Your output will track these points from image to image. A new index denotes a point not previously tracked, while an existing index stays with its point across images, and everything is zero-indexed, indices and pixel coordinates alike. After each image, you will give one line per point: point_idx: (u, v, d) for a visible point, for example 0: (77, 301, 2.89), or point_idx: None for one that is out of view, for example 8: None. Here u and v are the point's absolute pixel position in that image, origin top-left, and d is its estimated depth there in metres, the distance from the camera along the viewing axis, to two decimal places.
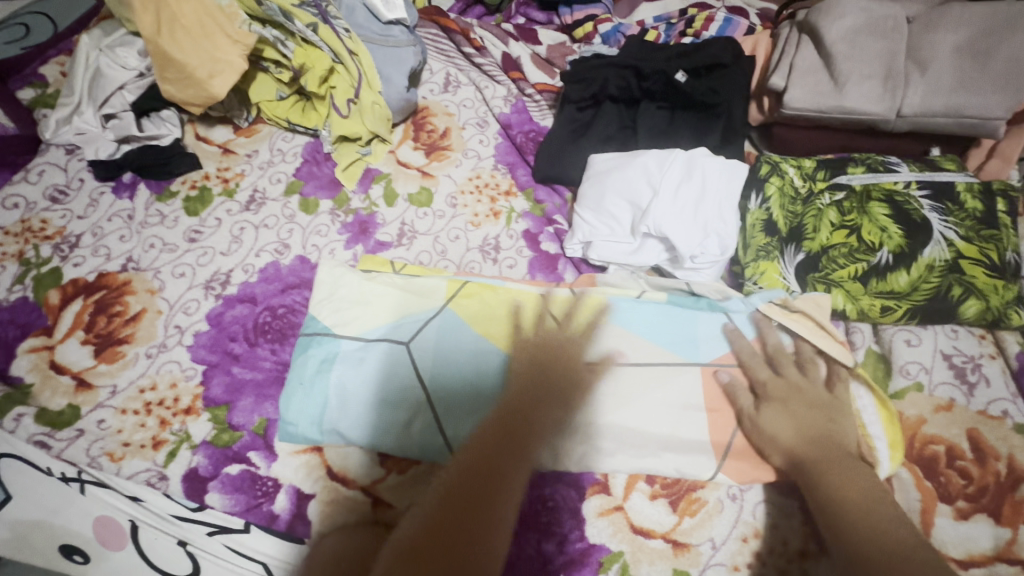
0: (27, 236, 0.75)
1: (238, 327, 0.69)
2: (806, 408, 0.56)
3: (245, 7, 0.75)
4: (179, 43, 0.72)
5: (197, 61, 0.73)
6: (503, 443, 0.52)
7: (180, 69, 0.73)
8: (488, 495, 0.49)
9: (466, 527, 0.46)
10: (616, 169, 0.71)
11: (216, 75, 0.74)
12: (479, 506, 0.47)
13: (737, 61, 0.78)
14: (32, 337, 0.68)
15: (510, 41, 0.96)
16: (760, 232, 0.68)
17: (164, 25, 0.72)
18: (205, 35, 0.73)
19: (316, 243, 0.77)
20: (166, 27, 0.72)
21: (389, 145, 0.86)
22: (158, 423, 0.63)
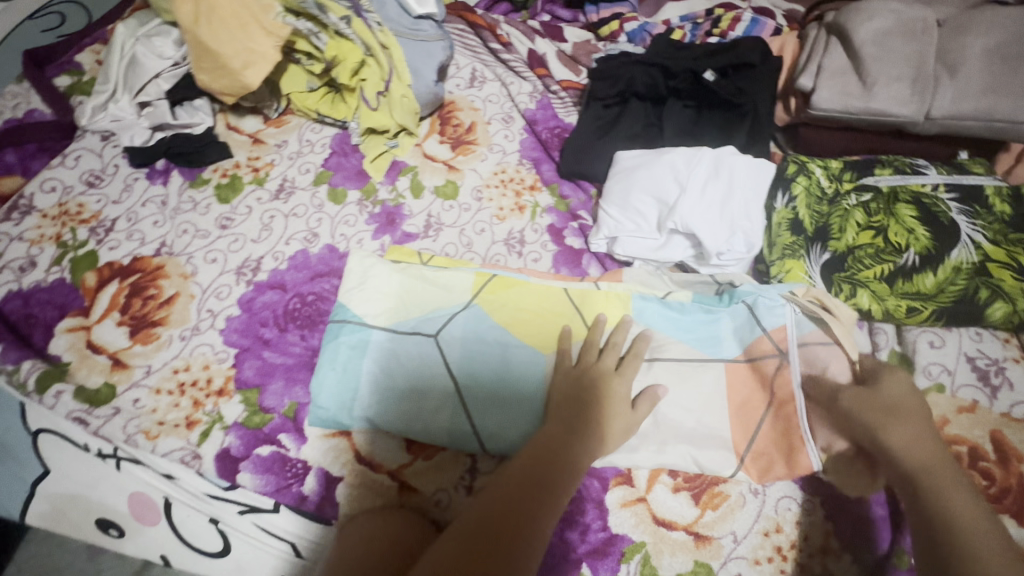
0: (64, 220, 0.77)
1: (269, 312, 0.70)
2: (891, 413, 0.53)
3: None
4: (217, 33, 0.73)
5: (233, 51, 0.74)
6: (548, 454, 0.52)
7: (216, 59, 0.75)
8: (525, 507, 0.48)
9: (512, 531, 0.46)
10: (642, 166, 0.72)
11: (251, 64, 0.75)
12: (525, 511, 0.47)
13: (766, 61, 0.79)
14: (70, 317, 0.69)
15: (536, 38, 0.97)
16: (786, 230, 0.68)
17: (203, 15, 0.73)
18: (241, 26, 0.74)
19: (344, 232, 0.78)
20: (205, 16, 0.73)
21: (416, 138, 0.87)
22: (192, 403, 0.64)
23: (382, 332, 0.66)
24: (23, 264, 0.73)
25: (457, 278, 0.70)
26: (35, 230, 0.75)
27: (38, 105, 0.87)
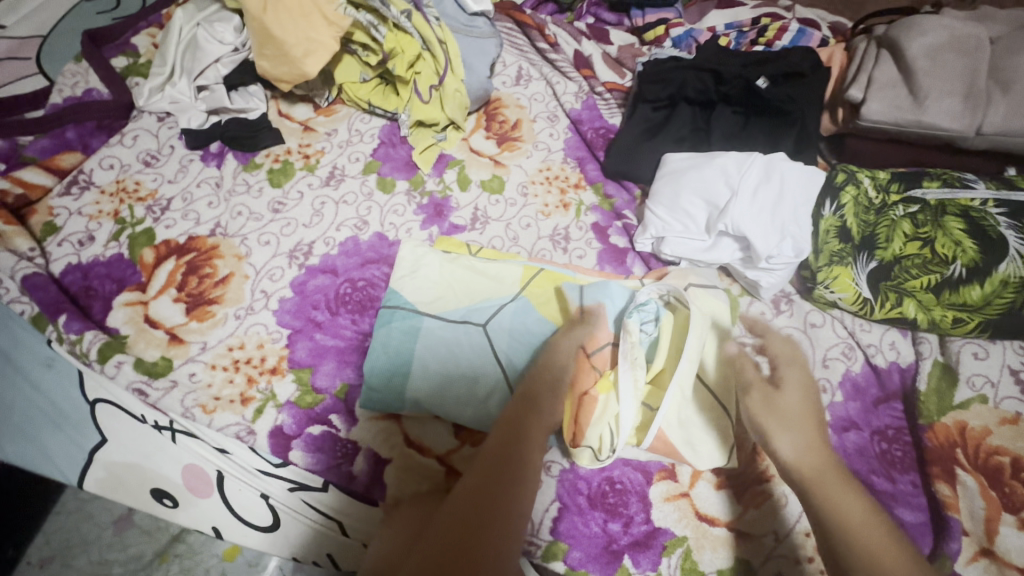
0: (122, 197, 0.78)
1: (321, 296, 0.72)
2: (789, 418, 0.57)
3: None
4: (281, 21, 0.75)
5: (295, 40, 0.76)
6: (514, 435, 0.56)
7: (279, 46, 0.77)
8: (504, 490, 0.53)
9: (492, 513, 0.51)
10: (692, 168, 0.73)
11: (312, 53, 0.77)
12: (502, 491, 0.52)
13: (816, 71, 0.80)
14: (127, 291, 0.71)
15: (582, 39, 0.99)
16: (834, 238, 0.69)
17: (270, 5, 0.75)
18: (304, 15, 0.76)
19: (393, 221, 0.80)
20: (272, 6, 0.76)
21: (463, 133, 0.88)
22: (246, 380, 0.66)
23: (433, 320, 0.67)
24: (82, 238, 0.75)
25: (506, 270, 0.71)
26: (94, 205, 0.77)
27: (96, 84, 0.89)
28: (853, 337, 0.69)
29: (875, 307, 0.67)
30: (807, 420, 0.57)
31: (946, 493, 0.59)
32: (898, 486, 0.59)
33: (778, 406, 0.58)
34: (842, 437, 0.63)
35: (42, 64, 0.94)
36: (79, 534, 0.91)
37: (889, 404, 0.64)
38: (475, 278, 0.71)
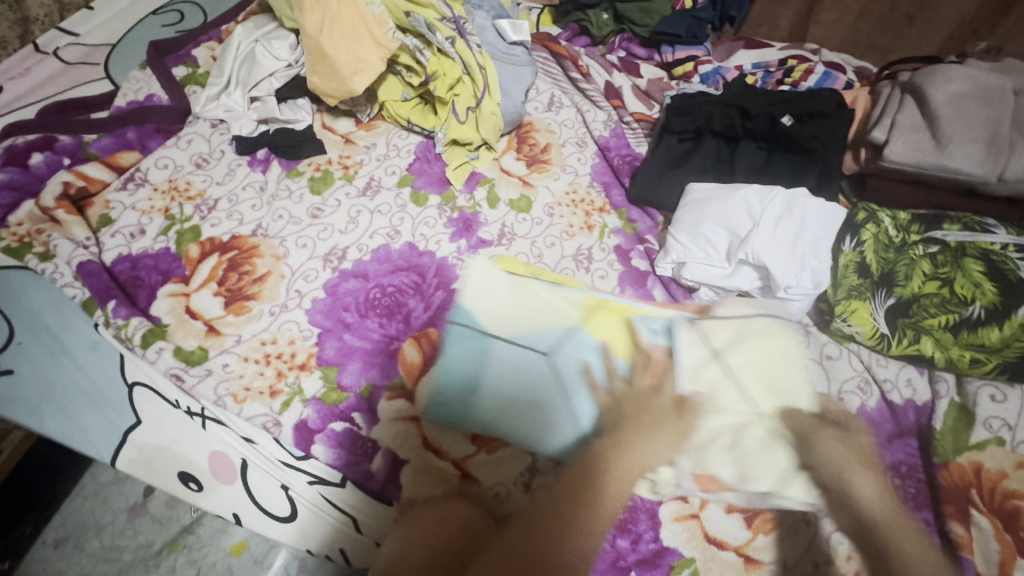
0: (173, 195, 0.83)
1: (351, 299, 0.75)
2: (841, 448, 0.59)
3: (394, 18, 0.84)
4: (336, 42, 0.81)
5: (348, 61, 0.82)
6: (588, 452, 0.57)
7: (331, 64, 0.82)
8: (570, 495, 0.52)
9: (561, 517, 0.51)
10: (714, 198, 0.76)
11: (363, 71, 0.83)
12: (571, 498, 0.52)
13: (840, 112, 0.82)
14: (171, 283, 0.75)
15: (614, 71, 1.03)
16: (853, 272, 0.71)
17: (324, 26, 0.80)
18: (356, 37, 0.81)
19: (424, 233, 0.83)
20: (327, 27, 0.80)
21: (495, 153, 0.92)
22: (275, 374, 0.69)
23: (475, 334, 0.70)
24: (133, 230, 0.80)
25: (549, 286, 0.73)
26: (146, 202, 0.82)
27: (156, 90, 0.96)
28: (869, 371, 0.69)
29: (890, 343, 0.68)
30: (875, 475, 0.57)
31: (959, 533, 0.58)
32: None
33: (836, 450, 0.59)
34: None
35: (109, 69, 1.01)
36: (95, 518, 0.94)
37: (904, 440, 0.64)
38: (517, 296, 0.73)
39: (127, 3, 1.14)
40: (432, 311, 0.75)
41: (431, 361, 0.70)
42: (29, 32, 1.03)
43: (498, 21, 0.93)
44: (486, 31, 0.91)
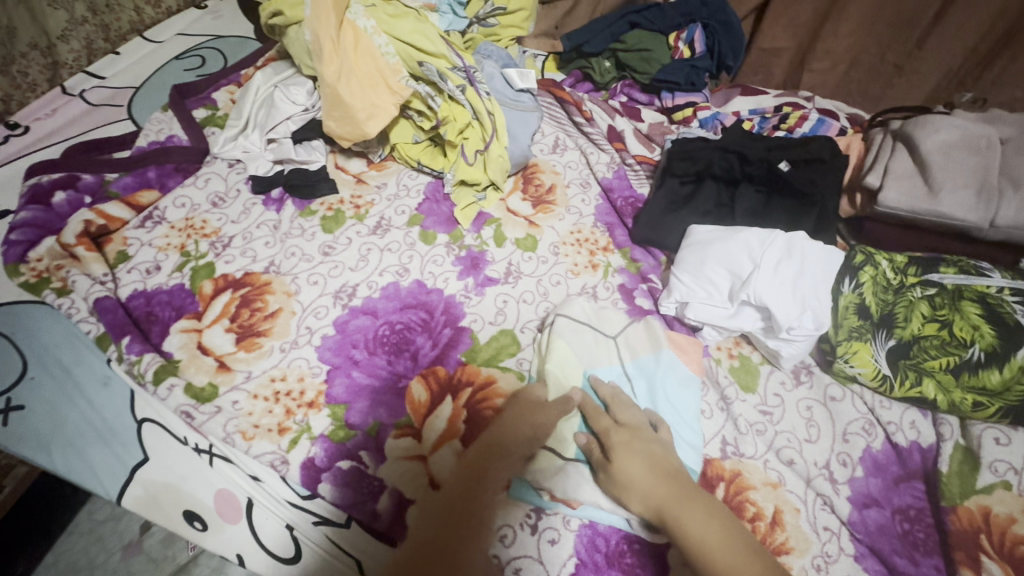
0: (189, 232, 0.86)
1: (360, 336, 0.76)
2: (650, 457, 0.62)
3: (408, 66, 0.88)
4: (353, 90, 0.84)
5: (365, 108, 0.85)
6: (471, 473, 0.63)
7: (345, 109, 0.85)
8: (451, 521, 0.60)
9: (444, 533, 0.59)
10: (715, 240, 0.78)
11: (378, 117, 0.86)
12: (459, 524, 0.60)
13: (835, 157, 0.86)
14: (184, 318, 0.76)
15: (616, 116, 1.08)
16: (853, 314, 0.72)
17: (341, 74, 0.83)
18: (372, 85, 0.85)
19: (432, 270, 0.85)
20: (344, 75, 0.83)
21: (501, 193, 0.95)
22: (284, 411, 0.69)
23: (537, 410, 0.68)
24: (149, 267, 0.82)
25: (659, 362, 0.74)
26: (163, 239, 0.85)
27: (177, 131, 1.00)
28: (873, 413, 0.70)
29: (892, 384, 0.69)
30: (653, 479, 0.60)
31: None
32: (921, 569, 0.59)
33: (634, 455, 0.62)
34: (862, 513, 0.63)
35: (132, 111, 1.05)
36: (88, 558, 0.92)
37: (910, 483, 0.65)
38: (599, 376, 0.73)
39: (151, 49, 1.19)
40: (439, 349, 0.76)
41: (439, 399, 0.72)
42: (58, 76, 1.08)
43: (506, 70, 0.98)
44: (496, 80, 0.96)
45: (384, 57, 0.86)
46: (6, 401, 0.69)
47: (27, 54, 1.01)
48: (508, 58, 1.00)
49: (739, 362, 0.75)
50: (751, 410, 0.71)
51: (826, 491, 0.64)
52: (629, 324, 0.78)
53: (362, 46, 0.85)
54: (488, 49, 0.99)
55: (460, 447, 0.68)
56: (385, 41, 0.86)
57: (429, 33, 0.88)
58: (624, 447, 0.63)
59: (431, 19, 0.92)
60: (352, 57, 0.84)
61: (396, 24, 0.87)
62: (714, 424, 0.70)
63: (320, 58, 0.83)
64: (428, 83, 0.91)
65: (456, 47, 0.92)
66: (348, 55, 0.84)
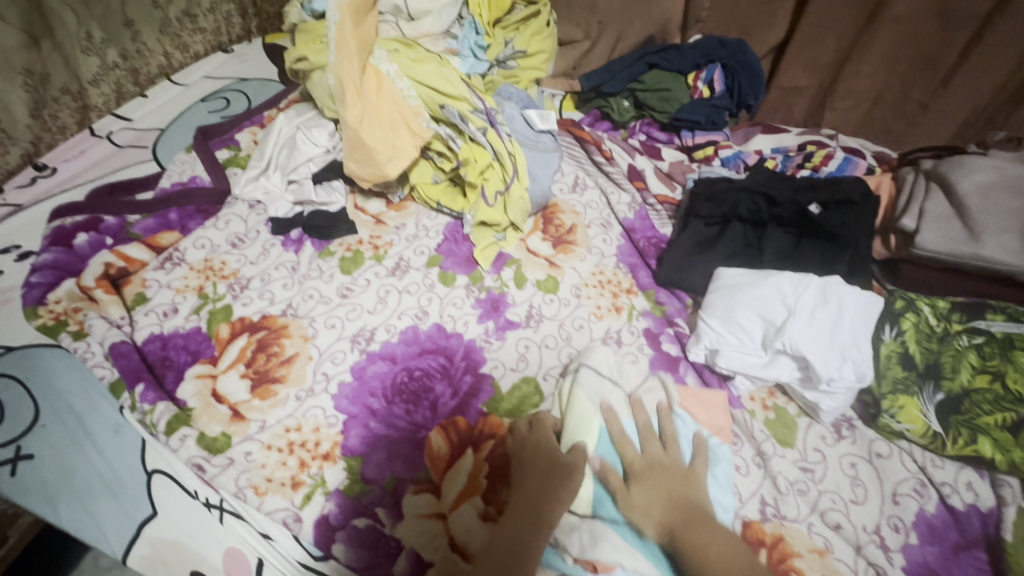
0: (207, 274, 0.85)
1: (378, 383, 0.74)
2: (664, 482, 0.62)
3: (429, 109, 0.88)
4: (376, 133, 0.84)
5: (387, 152, 0.86)
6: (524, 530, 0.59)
7: (367, 151, 0.85)
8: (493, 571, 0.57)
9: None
10: (744, 284, 0.75)
11: (399, 159, 0.87)
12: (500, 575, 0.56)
13: (866, 199, 0.83)
14: (199, 364, 0.75)
15: (636, 155, 1.07)
16: (896, 364, 0.68)
17: (363, 118, 0.84)
18: (394, 128, 0.86)
19: (452, 313, 0.83)
20: (367, 119, 0.84)
21: (521, 234, 0.94)
22: (298, 463, 0.67)
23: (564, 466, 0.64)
24: (167, 309, 0.81)
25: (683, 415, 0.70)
26: (182, 280, 0.84)
27: (199, 172, 1.01)
28: (924, 472, 0.65)
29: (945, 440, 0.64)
30: (662, 505, 0.60)
31: None
32: None
33: (651, 486, 0.62)
34: None
35: (157, 152, 1.07)
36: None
37: (971, 552, 0.59)
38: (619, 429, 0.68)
39: (178, 92, 1.22)
40: (460, 397, 0.73)
41: (459, 452, 0.68)
42: (87, 118, 1.11)
43: (526, 111, 0.98)
44: (516, 121, 0.96)
45: (406, 101, 0.87)
46: (15, 450, 0.67)
47: (58, 99, 1.03)
48: (528, 100, 1.00)
49: (774, 414, 0.71)
50: (791, 467, 0.67)
51: (878, 559, 0.60)
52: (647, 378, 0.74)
53: (384, 90, 0.86)
54: (507, 90, 0.99)
55: (482, 505, 0.64)
56: (406, 85, 0.87)
57: (450, 76, 0.88)
58: (644, 479, 0.63)
59: (452, 62, 0.92)
60: (374, 101, 0.84)
61: (418, 68, 0.87)
62: (752, 481, 0.66)
63: (343, 104, 0.83)
64: (448, 125, 0.91)
65: (477, 89, 0.92)
66: (369, 99, 0.84)
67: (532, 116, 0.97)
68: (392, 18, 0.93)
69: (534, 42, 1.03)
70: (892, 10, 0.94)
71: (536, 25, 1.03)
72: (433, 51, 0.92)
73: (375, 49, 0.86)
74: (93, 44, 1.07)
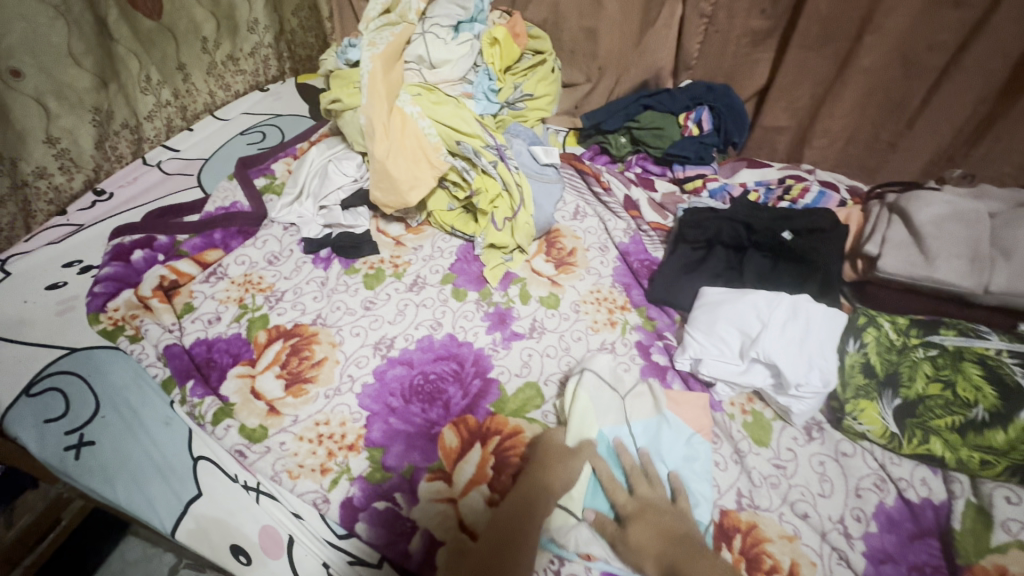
0: (247, 287, 0.96)
1: (397, 384, 0.83)
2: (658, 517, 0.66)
3: (447, 145, 1.00)
4: (400, 165, 0.96)
5: (410, 181, 0.97)
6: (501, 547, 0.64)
7: (392, 181, 0.97)
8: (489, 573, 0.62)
9: None
10: (724, 301, 0.84)
11: (420, 188, 0.98)
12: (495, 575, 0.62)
13: (835, 227, 0.93)
14: (240, 365, 0.84)
15: (632, 186, 1.18)
16: (859, 373, 0.77)
17: (390, 152, 0.95)
18: (416, 161, 0.98)
19: (463, 324, 0.93)
20: (392, 153, 0.96)
21: (526, 255, 1.04)
22: (326, 453, 0.75)
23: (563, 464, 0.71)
24: (211, 317, 0.91)
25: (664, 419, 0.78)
26: (225, 292, 0.95)
27: (239, 198, 1.13)
28: (884, 469, 0.73)
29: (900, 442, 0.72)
30: (659, 540, 0.64)
31: None
32: None
33: (647, 524, 0.65)
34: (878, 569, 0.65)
35: (201, 179, 1.20)
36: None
37: (925, 540, 0.66)
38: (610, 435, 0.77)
39: (220, 125, 1.36)
40: (470, 398, 0.82)
41: (468, 446, 0.77)
42: (140, 149, 1.24)
43: (533, 147, 1.10)
44: (524, 156, 1.08)
45: (427, 137, 0.98)
46: (79, 436, 0.77)
47: (118, 132, 1.17)
48: (534, 137, 1.12)
49: (752, 417, 0.79)
50: (765, 463, 0.74)
51: (841, 545, 0.67)
52: (637, 385, 0.82)
53: (408, 128, 0.98)
54: (517, 129, 1.11)
55: (488, 491, 0.72)
56: (427, 123, 0.99)
57: (466, 117, 1.00)
58: (639, 517, 0.66)
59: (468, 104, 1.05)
60: (399, 138, 0.97)
61: (438, 110, 1.00)
62: (729, 476, 0.74)
63: (372, 139, 0.96)
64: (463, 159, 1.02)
65: (489, 128, 1.04)
66: (395, 136, 0.96)
67: (538, 152, 1.09)
68: (416, 66, 1.06)
69: (541, 86, 1.16)
70: (861, 62, 1.05)
71: (542, 71, 1.16)
72: (451, 95, 1.04)
73: (400, 93, 0.99)
74: (150, 84, 1.21)
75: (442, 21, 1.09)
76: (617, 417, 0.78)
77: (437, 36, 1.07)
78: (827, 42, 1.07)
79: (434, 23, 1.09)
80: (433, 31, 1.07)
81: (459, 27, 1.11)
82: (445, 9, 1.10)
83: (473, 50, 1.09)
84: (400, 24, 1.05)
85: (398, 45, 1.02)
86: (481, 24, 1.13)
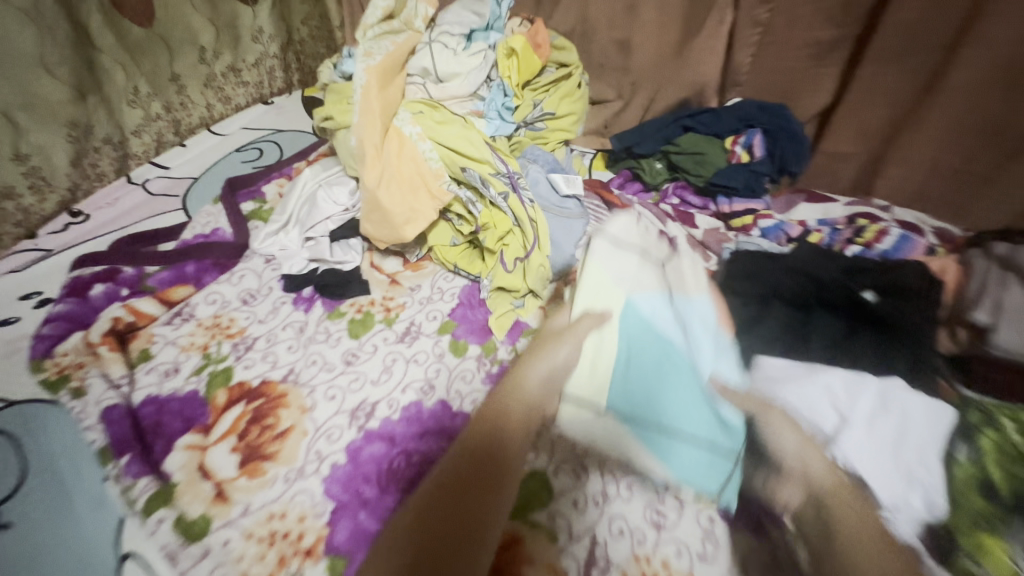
0: (214, 331, 0.83)
1: (373, 467, 0.68)
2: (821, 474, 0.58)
3: (450, 170, 0.86)
4: (392, 194, 0.82)
5: (404, 213, 0.83)
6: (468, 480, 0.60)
7: (384, 214, 0.82)
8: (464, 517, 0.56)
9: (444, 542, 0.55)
10: (786, 380, 0.66)
11: (415, 221, 0.83)
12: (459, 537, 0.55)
13: (926, 288, 0.74)
14: (192, 433, 0.71)
15: (667, 222, 0.96)
16: (976, 492, 0.56)
17: (381, 178, 0.81)
18: (413, 189, 0.83)
19: (459, 388, 0.77)
20: (385, 179, 0.82)
21: (541, 301, 0.87)
22: (276, 560, 0.60)
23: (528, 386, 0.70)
24: (169, 368, 0.79)
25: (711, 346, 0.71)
26: (188, 337, 0.82)
27: (223, 224, 1.01)
28: None
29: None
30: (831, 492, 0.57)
31: None
32: None
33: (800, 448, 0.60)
34: None
35: (186, 201, 1.09)
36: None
37: None
38: (640, 305, 0.76)
39: (216, 141, 1.26)
40: None
41: None
42: (125, 166, 1.14)
43: (551, 175, 0.94)
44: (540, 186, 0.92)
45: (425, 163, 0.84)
46: None
47: (100, 148, 1.07)
48: (554, 163, 0.96)
49: None
50: None
51: None
52: (682, 258, 0.84)
53: (405, 151, 0.84)
54: (534, 154, 0.96)
55: None
56: (427, 146, 0.85)
57: (472, 139, 0.85)
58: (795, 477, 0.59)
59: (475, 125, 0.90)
60: (394, 162, 0.83)
61: (440, 130, 0.85)
62: None
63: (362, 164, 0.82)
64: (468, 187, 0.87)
65: (500, 152, 0.88)
66: (388, 159, 0.82)
67: (557, 180, 0.93)
68: (419, 81, 0.92)
69: (564, 104, 1.00)
70: (950, 79, 0.86)
71: (565, 87, 1.01)
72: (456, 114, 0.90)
73: (399, 110, 0.86)
74: (139, 97, 1.11)
75: (452, 30, 0.96)
76: (653, 282, 0.80)
77: (443, 47, 0.93)
78: (908, 54, 0.89)
79: (442, 32, 0.95)
80: (440, 40, 0.93)
81: (472, 36, 0.97)
82: (457, 17, 0.97)
83: (486, 62, 0.94)
84: (404, 34, 0.92)
85: (398, 56, 0.90)
86: (498, 32, 0.99)
